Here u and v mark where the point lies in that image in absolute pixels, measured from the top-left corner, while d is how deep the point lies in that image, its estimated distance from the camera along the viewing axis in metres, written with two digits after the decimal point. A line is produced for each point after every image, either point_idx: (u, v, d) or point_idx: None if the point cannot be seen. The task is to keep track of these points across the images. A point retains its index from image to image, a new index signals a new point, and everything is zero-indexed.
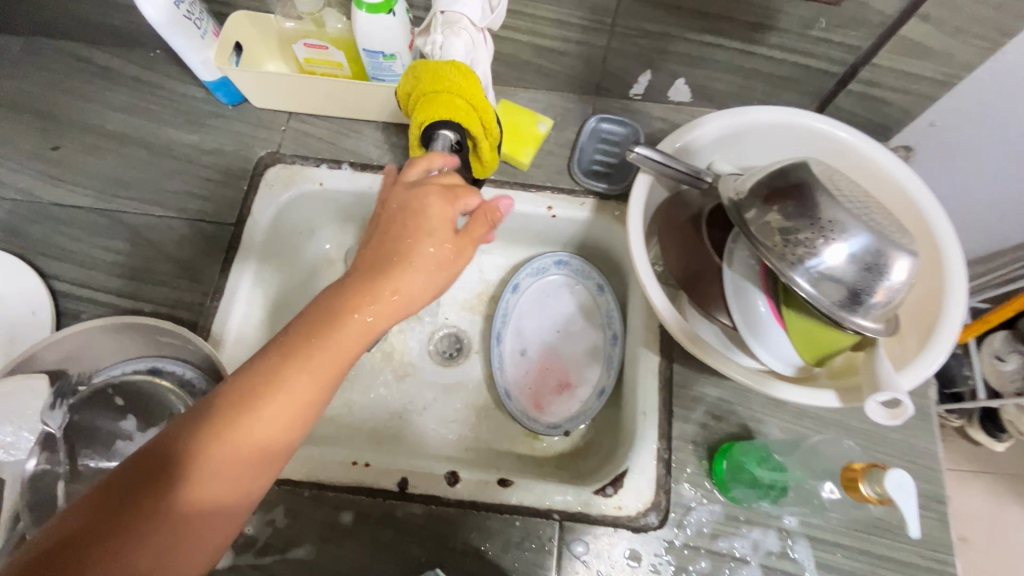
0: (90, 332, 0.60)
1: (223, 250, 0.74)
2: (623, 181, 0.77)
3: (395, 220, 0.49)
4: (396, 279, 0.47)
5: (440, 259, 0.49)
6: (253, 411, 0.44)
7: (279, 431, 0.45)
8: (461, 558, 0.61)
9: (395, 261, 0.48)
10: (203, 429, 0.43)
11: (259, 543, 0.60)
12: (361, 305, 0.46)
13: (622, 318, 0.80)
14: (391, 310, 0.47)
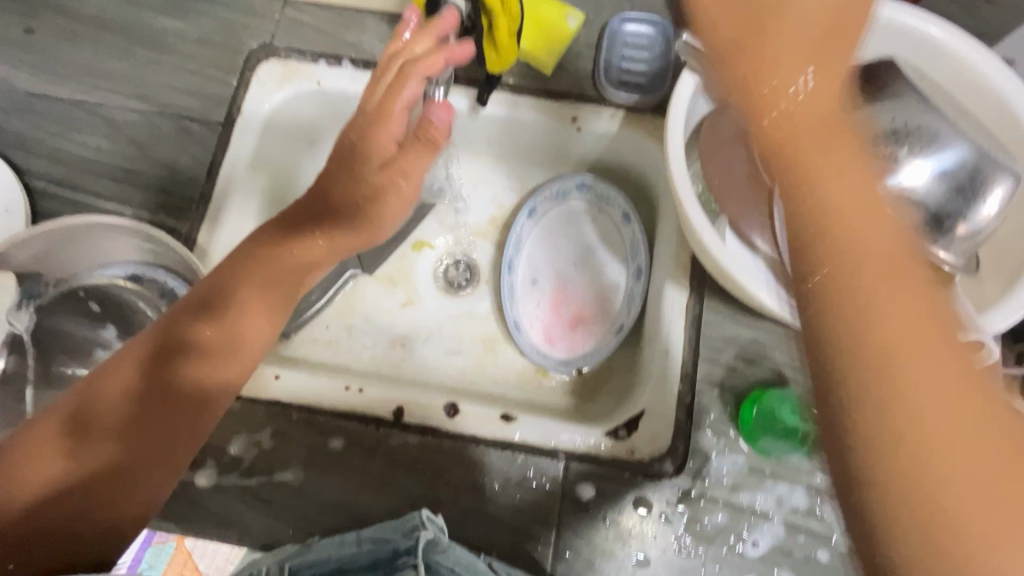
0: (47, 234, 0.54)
1: (210, 152, 0.67)
2: (658, 92, 0.67)
3: (359, 146, 0.58)
4: (327, 224, 0.58)
5: (394, 204, 0.60)
6: (174, 378, 0.48)
7: (181, 421, 0.48)
8: (458, 492, 0.57)
9: (353, 194, 0.58)
10: (102, 411, 0.46)
11: (245, 464, 0.57)
12: (293, 241, 0.56)
13: (648, 251, 0.72)
14: (320, 249, 0.58)
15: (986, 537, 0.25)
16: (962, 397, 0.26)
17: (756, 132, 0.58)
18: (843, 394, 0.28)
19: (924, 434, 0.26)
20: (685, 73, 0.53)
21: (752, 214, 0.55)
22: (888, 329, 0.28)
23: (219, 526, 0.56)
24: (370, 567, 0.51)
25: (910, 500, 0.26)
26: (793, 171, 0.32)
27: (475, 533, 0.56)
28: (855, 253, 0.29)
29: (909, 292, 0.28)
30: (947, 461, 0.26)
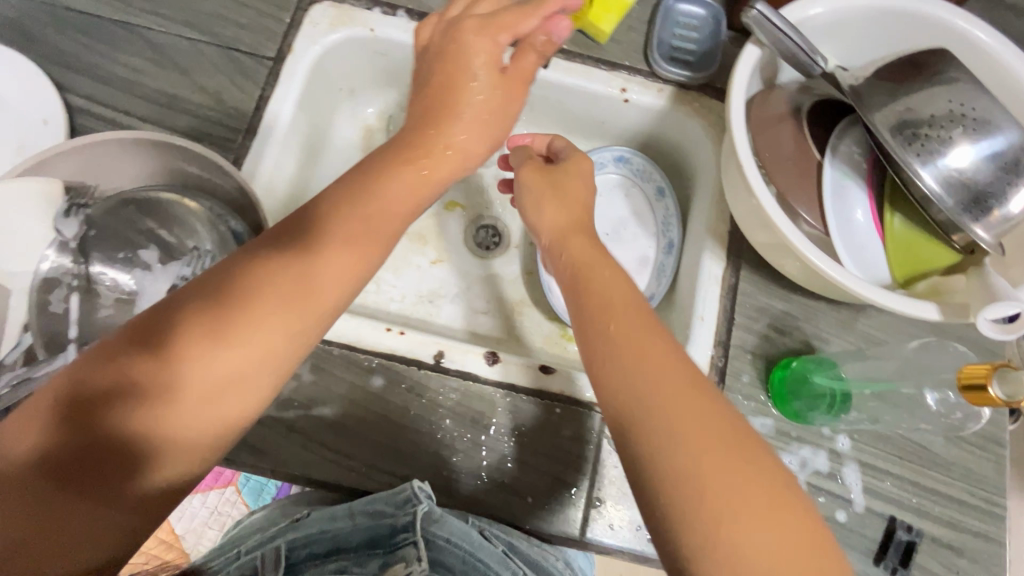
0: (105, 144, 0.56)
1: (259, 86, 0.66)
2: (707, 70, 0.69)
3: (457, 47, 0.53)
4: (454, 124, 0.52)
5: (511, 97, 0.54)
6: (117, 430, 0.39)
7: (184, 434, 0.40)
8: (496, 436, 0.57)
9: (456, 106, 0.52)
10: (81, 432, 0.38)
11: (282, 397, 0.56)
12: (418, 159, 0.50)
13: (681, 226, 0.74)
14: (450, 159, 0.52)
15: (748, 559, 0.34)
16: (683, 398, 0.38)
17: (805, 111, 0.60)
18: (639, 453, 0.37)
19: (653, 466, 0.36)
20: (749, 44, 0.56)
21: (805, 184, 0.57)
22: (643, 368, 0.39)
23: (252, 456, 0.55)
24: (368, 543, 0.52)
25: (698, 544, 0.34)
26: (587, 286, 0.46)
27: (510, 477, 0.57)
28: (593, 282, 0.46)
29: (650, 364, 0.40)
30: (708, 484, 0.35)
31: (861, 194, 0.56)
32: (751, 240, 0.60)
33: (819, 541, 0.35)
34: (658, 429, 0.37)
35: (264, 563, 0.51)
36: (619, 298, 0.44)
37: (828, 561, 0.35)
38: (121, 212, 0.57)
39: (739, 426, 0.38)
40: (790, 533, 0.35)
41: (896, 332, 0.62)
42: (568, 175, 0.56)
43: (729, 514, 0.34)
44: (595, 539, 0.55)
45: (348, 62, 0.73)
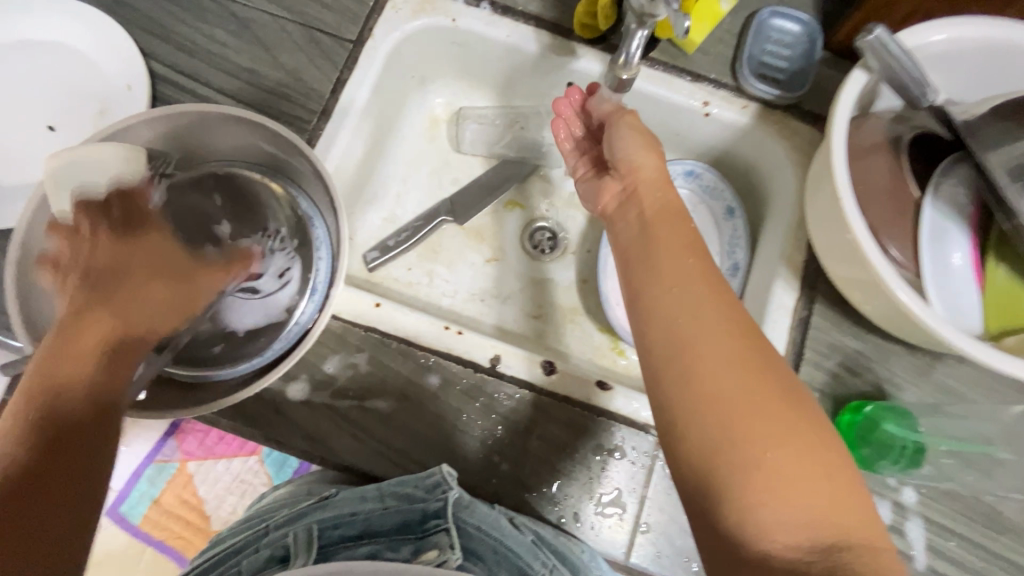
0: (179, 115, 0.56)
1: (337, 69, 0.65)
2: (797, 90, 0.66)
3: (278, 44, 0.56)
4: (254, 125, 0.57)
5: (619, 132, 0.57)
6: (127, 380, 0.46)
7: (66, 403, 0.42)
8: (548, 448, 0.56)
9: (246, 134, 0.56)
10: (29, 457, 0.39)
11: (337, 385, 0.56)
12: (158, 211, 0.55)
13: (749, 249, 0.72)
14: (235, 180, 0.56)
15: (783, 480, 0.38)
16: (731, 339, 0.42)
17: (907, 142, 0.57)
18: (697, 389, 0.41)
19: (700, 395, 0.41)
20: (856, 71, 0.54)
21: (899, 222, 0.54)
22: (698, 311, 0.44)
23: (304, 442, 0.55)
24: (400, 528, 0.50)
25: (742, 463, 0.38)
26: (660, 241, 0.49)
27: (558, 491, 0.55)
28: (660, 241, 0.49)
29: (708, 305, 0.44)
30: (749, 413, 0.39)
31: (962, 238, 0.53)
32: (832, 272, 0.58)
33: (847, 474, 0.39)
34: (710, 363, 0.41)
35: (295, 546, 0.48)
36: (694, 250, 0.48)
37: (851, 491, 0.39)
38: (200, 185, 0.60)
39: (778, 366, 0.42)
40: (819, 462, 0.39)
41: (976, 386, 0.59)
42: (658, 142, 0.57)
43: (767, 436, 0.39)
44: (638, 564, 0.54)
45: (425, 49, 0.72)
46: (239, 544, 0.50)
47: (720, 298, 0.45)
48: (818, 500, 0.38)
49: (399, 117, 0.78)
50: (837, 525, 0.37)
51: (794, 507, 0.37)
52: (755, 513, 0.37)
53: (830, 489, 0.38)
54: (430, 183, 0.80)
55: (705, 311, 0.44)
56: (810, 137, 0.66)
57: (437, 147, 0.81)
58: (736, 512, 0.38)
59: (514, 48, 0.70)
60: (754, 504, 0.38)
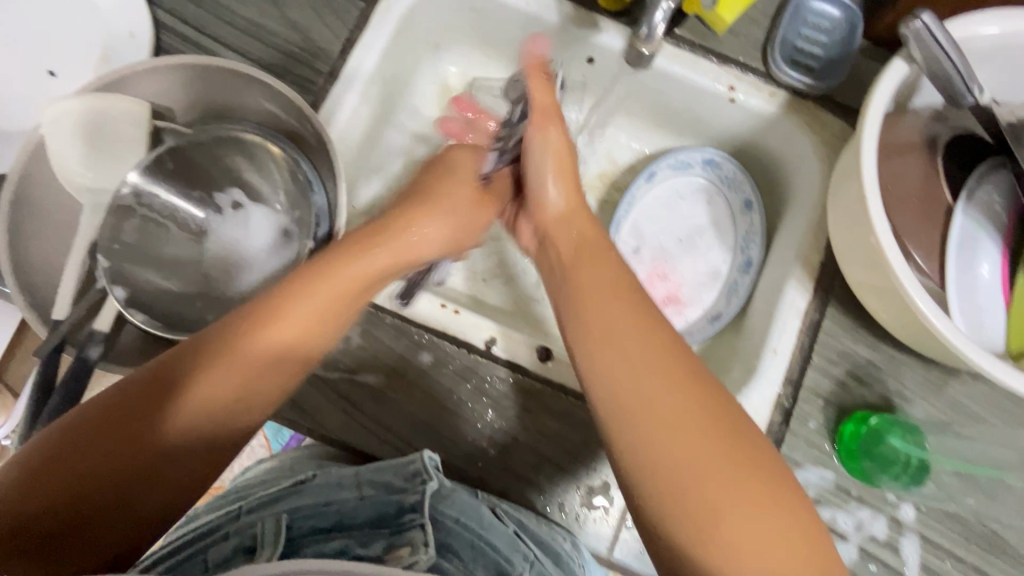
0: (194, 70, 0.54)
1: (348, 28, 0.63)
2: (830, 80, 0.62)
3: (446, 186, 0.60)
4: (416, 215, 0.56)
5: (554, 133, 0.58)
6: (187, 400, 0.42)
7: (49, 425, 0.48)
8: (537, 437, 0.55)
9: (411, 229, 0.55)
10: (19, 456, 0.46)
11: (328, 356, 0.55)
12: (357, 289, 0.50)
13: (763, 245, 0.69)
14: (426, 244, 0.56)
15: (732, 525, 0.38)
16: (669, 388, 0.42)
17: (943, 144, 0.53)
18: (636, 449, 0.41)
19: (644, 459, 0.40)
20: (898, 60, 0.50)
21: (927, 228, 0.51)
22: (629, 365, 0.43)
23: (291, 412, 0.54)
24: (374, 521, 0.48)
25: (689, 514, 0.39)
26: (585, 286, 0.49)
27: (544, 480, 0.54)
28: (583, 261, 0.51)
29: (630, 327, 0.45)
30: (695, 465, 0.39)
31: (993, 249, 0.50)
32: (850, 276, 0.55)
33: (794, 502, 0.40)
34: (640, 425, 0.41)
35: (263, 537, 0.45)
36: (609, 292, 0.48)
37: (802, 521, 0.40)
38: (203, 148, 0.57)
39: (723, 406, 0.42)
40: (751, 483, 0.40)
41: (990, 405, 0.56)
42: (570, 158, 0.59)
43: (715, 486, 0.39)
44: (621, 559, 0.53)
45: (439, 14, 0.69)
46: (208, 526, 0.48)
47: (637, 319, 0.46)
48: (749, 522, 0.39)
49: (411, 84, 0.75)
50: (787, 558, 0.38)
51: (749, 551, 0.38)
52: (715, 559, 0.38)
53: (780, 524, 0.39)
54: (438, 156, 0.78)
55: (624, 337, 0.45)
56: (840, 130, 0.62)
57: (448, 119, 0.78)
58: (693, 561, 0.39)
59: (533, 19, 0.67)
60: (706, 552, 0.38)
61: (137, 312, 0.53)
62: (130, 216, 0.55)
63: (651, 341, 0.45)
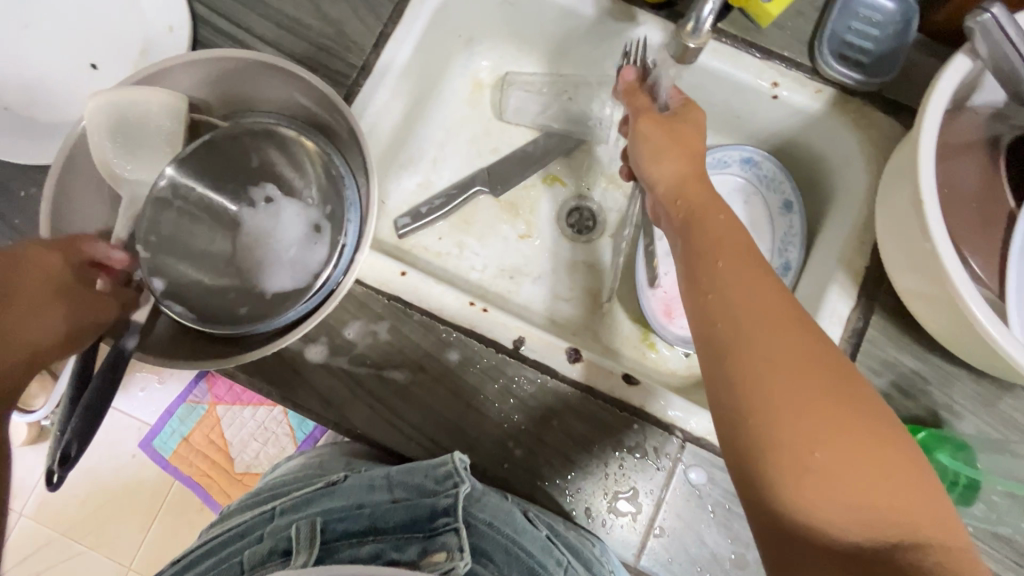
0: (229, 63, 0.55)
1: (381, 22, 0.62)
2: (882, 76, 0.59)
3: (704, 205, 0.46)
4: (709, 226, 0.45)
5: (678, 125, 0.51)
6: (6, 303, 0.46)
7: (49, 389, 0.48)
8: (565, 439, 0.54)
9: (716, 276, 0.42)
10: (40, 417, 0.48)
11: (356, 351, 0.55)
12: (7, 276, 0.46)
13: (803, 248, 0.67)
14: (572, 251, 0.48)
15: (839, 480, 0.35)
16: (782, 332, 0.38)
17: (1006, 145, 0.50)
18: (743, 390, 0.37)
19: (749, 401, 0.37)
20: (958, 55, 0.47)
21: (985, 234, 0.48)
22: (745, 305, 0.39)
23: (320, 406, 0.55)
24: (407, 525, 0.48)
25: (791, 463, 0.35)
26: (702, 232, 0.45)
27: (571, 483, 0.53)
28: (702, 217, 0.46)
29: (744, 283, 0.41)
30: (806, 413, 0.36)
31: None
32: (898, 283, 0.52)
33: (914, 471, 0.36)
34: (755, 363, 0.37)
35: (299, 540, 0.47)
36: (729, 246, 0.43)
37: (921, 486, 0.35)
38: (239, 142, 0.57)
39: (841, 361, 0.38)
40: (879, 458, 0.35)
41: None
42: (686, 133, 0.51)
43: (824, 437, 0.35)
44: (647, 568, 0.52)
45: (473, 7, 0.68)
46: (247, 525, 0.50)
47: (759, 277, 0.41)
48: (871, 495, 0.35)
49: (442, 78, 0.74)
50: (897, 520, 0.35)
51: (851, 509, 0.35)
52: (814, 514, 0.35)
53: (893, 486, 0.35)
54: (468, 151, 0.77)
55: (738, 296, 0.40)
56: (890, 129, 0.59)
57: (479, 114, 0.78)
58: (788, 512, 0.36)
59: (569, 11, 0.65)
60: (805, 506, 0.35)
61: (173, 304, 0.53)
62: (167, 209, 0.55)
63: (771, 297, 0.40)
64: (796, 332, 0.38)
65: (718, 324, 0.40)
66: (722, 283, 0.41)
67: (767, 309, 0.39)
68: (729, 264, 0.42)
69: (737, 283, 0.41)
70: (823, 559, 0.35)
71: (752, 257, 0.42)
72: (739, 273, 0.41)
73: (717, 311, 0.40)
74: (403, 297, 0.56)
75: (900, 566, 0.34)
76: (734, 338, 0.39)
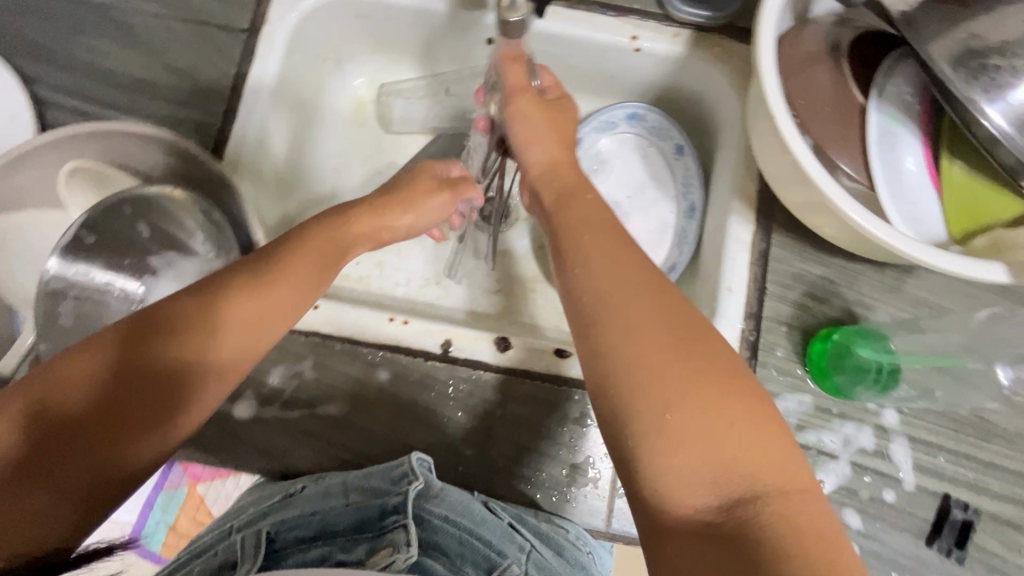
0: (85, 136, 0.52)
1: (235, 63, 0.61)
2: (728, 8, 0.61)
3: (570, 189, 0.49)
4: (569, 211, 0.47)
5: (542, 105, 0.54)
6: (167, 358, 0.40)
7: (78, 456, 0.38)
8: (513, 428, 0.54)
9: (587, 249, 0.43)
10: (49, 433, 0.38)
11: (286, 395, 0.54)
12: None
13: (702, 186, 0.69)
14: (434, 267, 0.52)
15: (688, 438, 0.35)
16: (642, 296, 0.39)
17: (845, 46, 0.53)
18: (607, 357, 0.38)
19: (612, 365, 0.37)
20: None
21: (844, 134, 0.50)
22: (607, 276, 0.41)
23: (263, 461, 0.53)
24: (357, 528, 0.46)
25: (646, 430, 0.35)
26: (569, 215, 0.47)
27: (528, 468, 0.54)
28: (569, 202, 0.48)
29: (607, 255, 0.42)
30: (659, 377, 0.36)
31: (913, 141, 0.49)
32: (785, 199, 0.54)
33: (764, 429, 0.36)
34: (615, 328, 0.38)
35: (244, 552, 0.44)
36: (589, 226, 0.45)
37: (772, 439, 0.36)
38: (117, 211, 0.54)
39: (698, 321, 0.39)
40: (729, 413, 0.36)
41: (947, 292, 0.56)
42: (557, 114, 0.54)
43: (681, 397, 0.35)
44: (620, 530, 0.53)
45: (329, 28, 0.68)
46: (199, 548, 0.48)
47: (622, 248, 0.42)
48: (722, 453, 0.35)
49: (320, 102, 0.73)
50: (745, 475, 0.34)
51: (704, 473, 0.34)
52: (667, 475, 0.35)
53: (745, 441, 0.35)
54: (367, 170, 0.76)
55: (603, 266, 0.41)
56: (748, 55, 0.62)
57: (369, 131, 0.77)
58: (651, 478, 0.35)
59: (422, 11, 0.65)
60: (661, 474, 0.35)
61: None
62: (62, 300, 0.52)
63: (631, 262, 0.42)
64: (653, 296, 0.39)
65: (585, 297, 0.41)
66: (585, 258, 0.42)
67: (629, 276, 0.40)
68: (590, 239, 0.44)
69: (600, 256, 0.42)
70: (681, 526, 0.34)
71: (615, 231, 0.44)
72: (605, 246, 0.43)
73: (582, 286, 0.41)
74: (325, 329, 0.55)
75: (746, 522, 0.33)
76: (599, 309, 0.39)
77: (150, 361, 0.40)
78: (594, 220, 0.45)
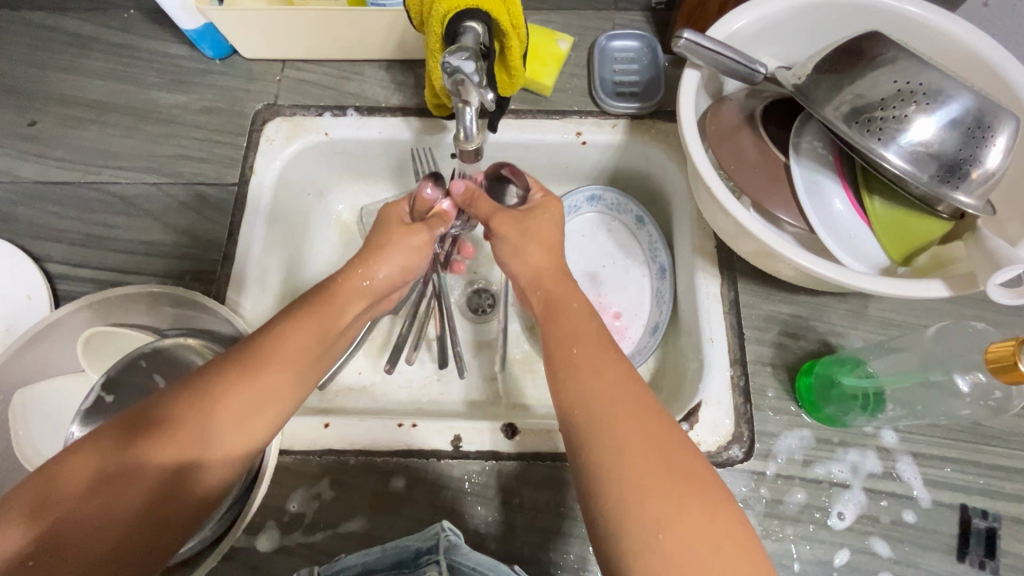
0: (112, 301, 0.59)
1: (228, 213, 0.67)
2: (655, 97, 0.70)
3: (563, 297, 0.52)
4: (559, 319, 0.50)
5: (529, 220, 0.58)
6: (158, 459, 0.39)
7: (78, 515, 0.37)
8: (531, 514, 0.55)
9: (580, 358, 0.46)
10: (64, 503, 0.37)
11: (306, 521, 0.55)
12: None
13: (668, 249, 0.73)
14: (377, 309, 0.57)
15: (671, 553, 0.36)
16: (630, 409, 0.41)
17: (760, 114, 0.61)
18: (593, 463, 0.40)
19: (600, 478, 0.39)
20: (688, 70, 0.58)
21: (778, 190, 0.57)
22: (596, 388, 0.43)
23: None
24: (395, 565, 0.48)
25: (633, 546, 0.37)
26: (564, 322, 0.50)
27: (553, 551, 0.54)
28: (565, 305, 0.51)
29: (601, 364, 0.45)
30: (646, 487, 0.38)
31: (837, 186, 0.56)
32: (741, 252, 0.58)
33: (742, 548, 0.36)
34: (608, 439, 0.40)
35: None
36: (587, 337, 0.47)
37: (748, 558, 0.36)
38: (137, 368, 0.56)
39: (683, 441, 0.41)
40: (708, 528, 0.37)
41: (908, 309, 0.61)
42: (542, 222, 0.58)
43: (656, 501, 0.37)
44: None
45: (311, 169, 0.76)
46: None
47: (612, 360, 0.45)
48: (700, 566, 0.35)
49: (308, 233, 0.79)
50: None
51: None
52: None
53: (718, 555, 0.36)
54: None
55: (593, 376, 0.44)
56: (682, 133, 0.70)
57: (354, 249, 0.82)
58: None
59: (390, 141, 0.73)
60: None
61: None
62: None
63: (620, 373, 0.44)
64: (640, 413, 0.41)
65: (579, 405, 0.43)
66: (577, 367, 0.45)
67: (618, 389, 0.43)
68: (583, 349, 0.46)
69: (592, 366, 0.44)
70: None
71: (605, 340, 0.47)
72: (597, 356, 0.45)
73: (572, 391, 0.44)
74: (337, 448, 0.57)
75: None
76: (589, 422, 0.42)
77: (143, 461, 0.39)
78: (586, 328, 0.48)
